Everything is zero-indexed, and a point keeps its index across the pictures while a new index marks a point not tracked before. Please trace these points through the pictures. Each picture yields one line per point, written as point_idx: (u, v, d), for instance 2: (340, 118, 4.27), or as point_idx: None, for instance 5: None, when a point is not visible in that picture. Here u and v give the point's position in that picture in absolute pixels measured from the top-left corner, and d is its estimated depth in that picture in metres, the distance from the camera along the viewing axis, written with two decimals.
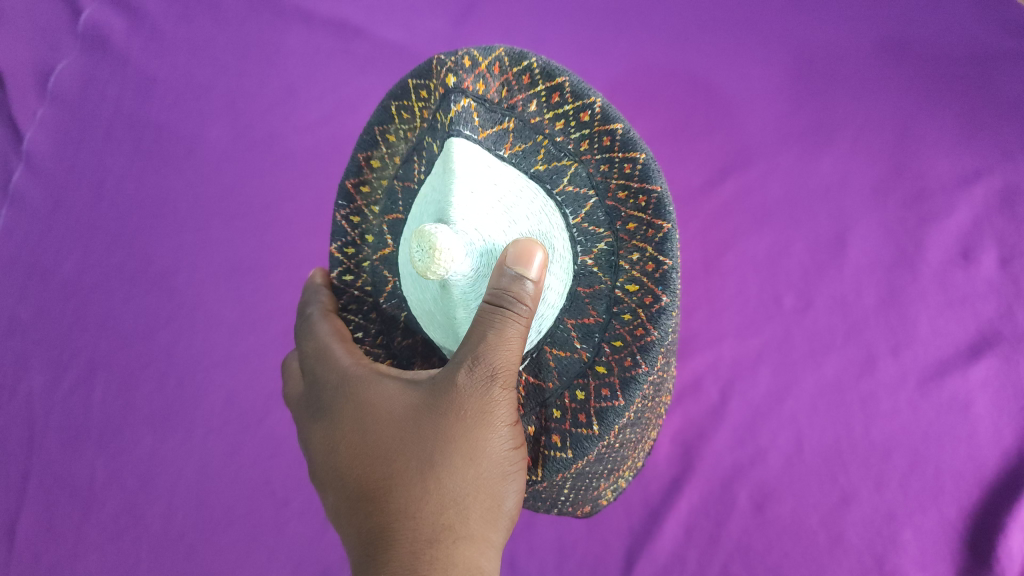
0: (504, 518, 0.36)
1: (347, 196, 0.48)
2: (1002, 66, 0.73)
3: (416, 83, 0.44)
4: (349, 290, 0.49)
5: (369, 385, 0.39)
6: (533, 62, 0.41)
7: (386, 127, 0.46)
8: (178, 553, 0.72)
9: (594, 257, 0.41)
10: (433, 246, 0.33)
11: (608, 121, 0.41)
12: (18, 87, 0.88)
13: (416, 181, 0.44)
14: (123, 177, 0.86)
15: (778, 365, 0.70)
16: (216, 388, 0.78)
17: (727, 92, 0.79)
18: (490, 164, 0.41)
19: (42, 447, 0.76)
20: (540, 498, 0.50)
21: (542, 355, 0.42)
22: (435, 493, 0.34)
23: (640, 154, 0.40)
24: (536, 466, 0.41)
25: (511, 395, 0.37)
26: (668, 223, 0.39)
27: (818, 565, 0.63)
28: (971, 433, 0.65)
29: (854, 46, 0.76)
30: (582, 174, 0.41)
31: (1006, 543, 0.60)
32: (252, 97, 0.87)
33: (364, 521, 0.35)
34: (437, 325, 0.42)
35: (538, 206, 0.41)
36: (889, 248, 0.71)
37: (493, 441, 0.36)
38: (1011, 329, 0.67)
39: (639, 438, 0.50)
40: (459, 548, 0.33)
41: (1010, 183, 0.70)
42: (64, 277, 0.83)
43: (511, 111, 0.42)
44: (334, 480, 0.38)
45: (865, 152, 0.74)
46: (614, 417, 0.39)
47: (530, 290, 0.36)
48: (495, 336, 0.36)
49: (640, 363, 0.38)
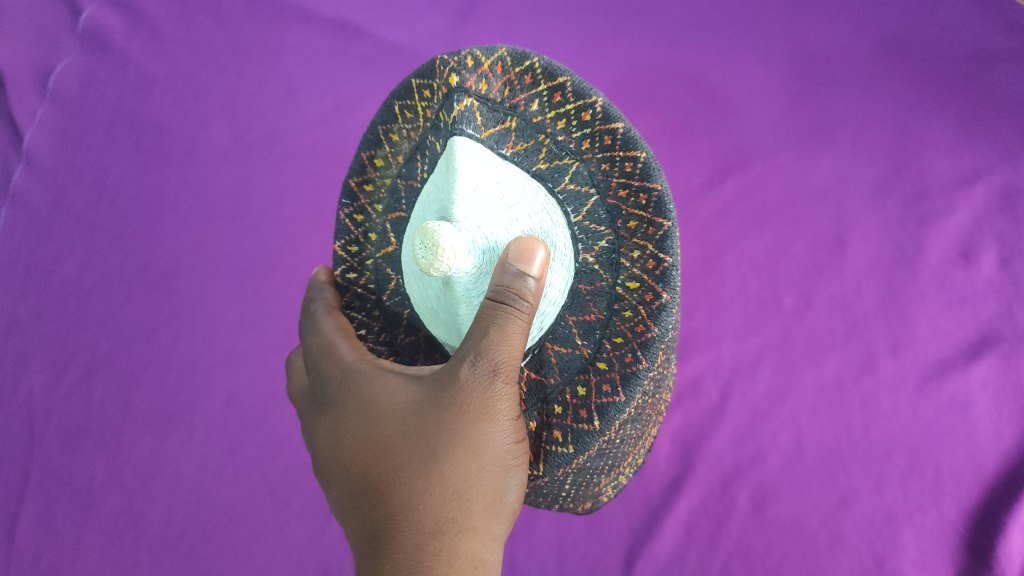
0: (507, 511, 0.37)
1: (351, 194, 0.49)
2: (1000, 66, 0.74)
3: (419, 84, 0.45)
4: (352, 288, 0.50)
5: (373, 380, 0.40)
6: (535, 62, 0.42)
7: (389, 127, 0.47)
8: (178, 553, 0.73)
9: (596, 255, 0.42)
10: (436, 243, 0.34)
11: (609, 120, 0.41)
12: (18, 88, 0.89)
13: (419, 180, 0.45)
14: (123, 177, 0.87)
15: (778, 365, 0.70)
16: (217, 388, 0.79)
17: (727, 91, 0.80)
18: (491, 162, 0.41)
19: (41, 446, 0.77)
20: (541, 494, 0.50)
21: (543, 352, 0.42)
22: (438, 486, 0.35)
23: (640, 153, 0.40)
24: (537, 462, 0.42)
25: (514, 390, 0.38)
26: (668, 221, 0.39)
27: (818, 565, 0.63)
28: (970, 434, 0.65)
29: (853, 46, 0.77)
30: (583, 173, 0.42)
31: (1006, 543, 0.61)
32: (252, 97, 0.88)
33: (369, 514, 0.36)
34: (439, 322, 0.42)
35: (540, 205, 0.42)
36: (888, 249, 0.72)
37: (495, 435, 0.37)
38: (1012, 328, 0.67)
39: (640, 434, 0.50)
40: (462, 540, 0.34)
41: (1009, 183, 0.71)
42: (64, 277, 0.83)
43: (513, 110, 0.42)
44: (337, 474, 0.38)
45: (864, 152, 0.75)
46: (614, 413, 0.39)
47: (531, 287, 0.37)
48: (497, 331, 0.36)
49: (641, 359, 0.39)
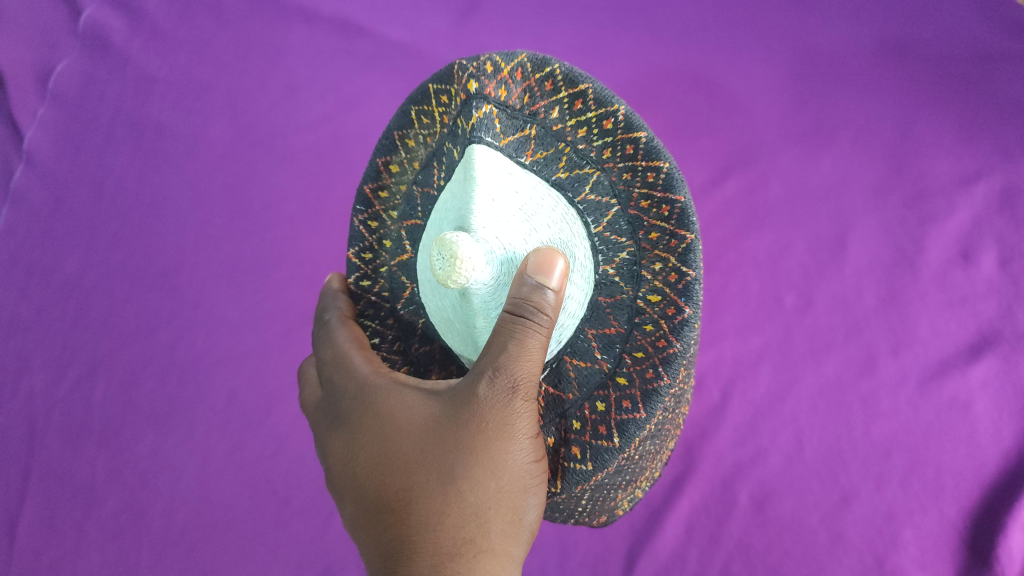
0: (525, 532, 0.36)
1: (365, 200, 0.48)
2: (1002, 66, 0.73)
3: (437, 89, 0.44)
4: (366, 296, 0.49)
5: (389, 395, 0.39)
6: (556, 68, 0.41)
7: (405, 132, 0.46)
8: (179, 550, 0.72)
9: (616, 267, 0.41)
10: (454, 254, 0.33)
11: (631, 129, 0.40)
12: (19, 87, 0.87)
13: (436, 187, 0.44)
14: (124, 176, 0.85)
15: (778, 365, 0.70)
16: (217, 388, 0.78)
17: (728, 90, 0.79)
18: (510, 171, 0.40)
19: (42, 445, 0.76)
20: (557, 509, 0.50)
21: (562, 365, 0.42)
22: (455, 506, 0.34)
23: (663, 163, 0.39)
24: (555, 478, 0.41)
25: (533, 407, 0.37)
26: (691, 233, 0.38)
27: (818, 565, 0.63)
28: (971, 434, 0.65)
29: (854, 47, 0.76)
30: (605, 183, 0.41)
31: (1007, 543, 0.60)
32: (253, 96, 0.86)
33: (383, 533, 0.35)
34: (455, 333, 0.41)
35: (559, 215, 0.41)
36: (890, 248, 0.71)
37: (515, 454, 0.36)
38: (1011, 328, 0.66)
39: (658, 449, 0.49)
40: (479, 563, 0.33)
41: (1010, 183, 0.70)
42: (65, 276, 0.82)
43: (533, 117, 0.41)
44: (352, 491, 0.37)
45: (865, 152, 0.74)
46: (635, 430, 0.38)
47: (551, 299, 0.36)
48: (516, 346, 0.36)
49: (662, 375, 0.38)
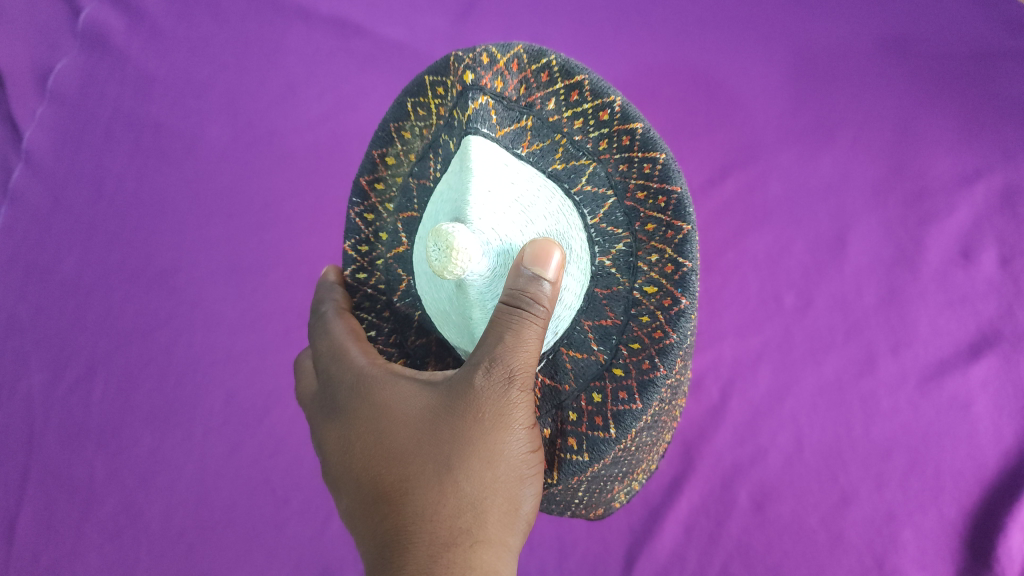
0: (522, 522, 0.36)
1: (362, 193, 0.48)
2: (1001, 65, 0.73)
3: (433, 80, 0.44)
4: (362, 289, 0.49)
5: (385, 386, 0.39)
6: (552, 59, 0.41)
7: (401, 124, 0.46)
8: (178, 551, 0.72)
9: (612, 258, 0.41)
10: (450, 245, 0.33)
11: (627, 119, 0.40)
12: (18, 86, 0.87)
13: (432, 179, 0.44)
14: (123, 176, 0.85)
15: (778, 365, 0.70)
16: (216, 388, 0.77)
17: (728, 89, 0.79)
18: (507, 162, 0.40)
19: (41, 445, 0.76)
20: (554, 500, 0.50)
21: (558, 357, 0.41)
22: (451, 496, 0.34)
23: (659, 154, 0.39)
24: (551, 469, 0.41)
25: (529, 398, 0.37)
26: (688, 224, 0.39)
27: (818, 565, 0.63)
28: (970, 433, 0.65)
29: (854, 46, 0.76)
30: (601, 174, 0.41)
31: (1007, 543, 0.60)
32: (252, 96, 0.86)
33: (380, 523, 0.35)
34: (451, 324, 0.41)
35: (555, 206, 0.41)
36: (889, 248, 0.71)
37: (511, 444, 0.36)
38: (1012, 328, 0.66)
39: (654, 441, 0.49)
40: (476, 553, 0.33)
41: (1010, 183, 0.70)
42: (64, 275, 0.82)
43: (529, 108, 0.41)
44: (349, 482, 0.37)
45: (865, 151, 0.74)
46: (631, 420, 0.38)
47: (547, 290, 0.36)
48: (512, 337, 0.36)
49: (659, 366, 0.38)
